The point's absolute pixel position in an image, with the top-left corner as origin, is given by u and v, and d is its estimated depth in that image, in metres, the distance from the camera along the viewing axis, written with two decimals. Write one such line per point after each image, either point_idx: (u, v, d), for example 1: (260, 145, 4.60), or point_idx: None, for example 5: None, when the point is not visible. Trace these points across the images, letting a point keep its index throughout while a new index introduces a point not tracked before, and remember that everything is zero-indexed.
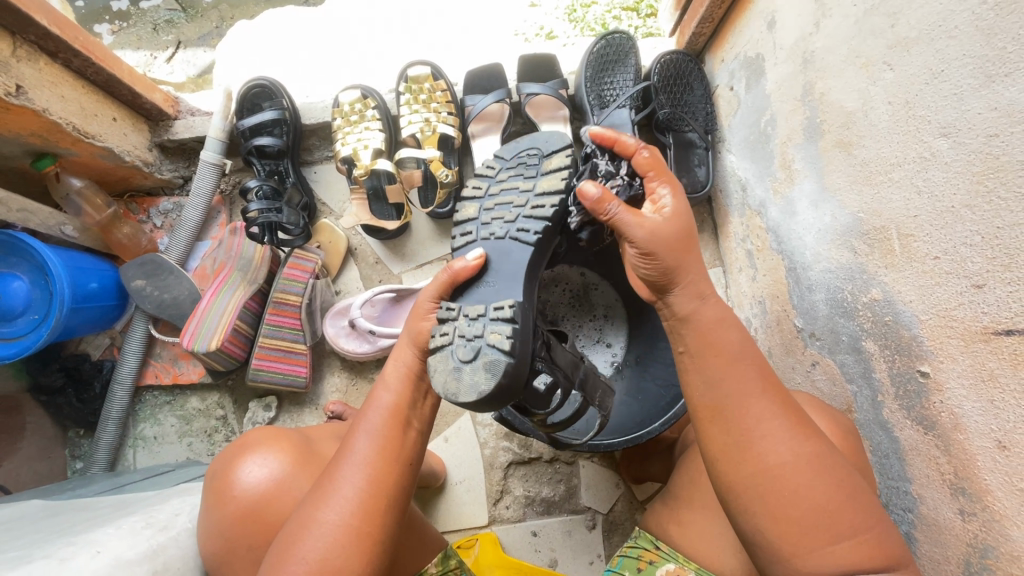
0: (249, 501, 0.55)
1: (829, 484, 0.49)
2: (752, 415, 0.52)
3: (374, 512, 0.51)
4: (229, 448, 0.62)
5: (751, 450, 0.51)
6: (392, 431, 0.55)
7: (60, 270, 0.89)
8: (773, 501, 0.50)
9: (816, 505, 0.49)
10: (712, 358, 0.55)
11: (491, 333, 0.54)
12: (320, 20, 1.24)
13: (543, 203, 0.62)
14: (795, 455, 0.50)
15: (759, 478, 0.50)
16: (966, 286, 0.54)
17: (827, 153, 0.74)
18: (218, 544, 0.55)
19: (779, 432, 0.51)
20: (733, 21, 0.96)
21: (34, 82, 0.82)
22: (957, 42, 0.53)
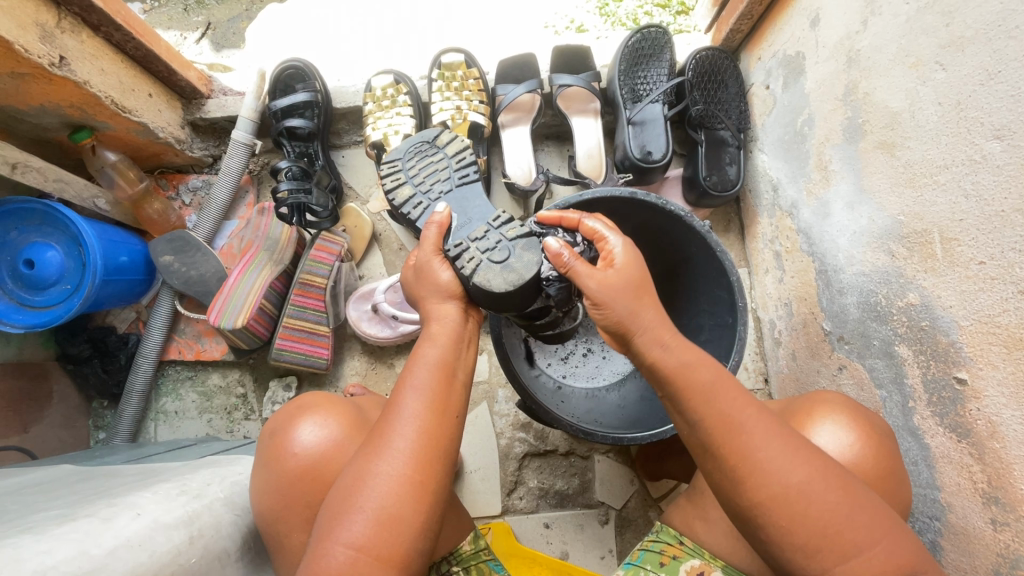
0: (309, 460, 0.57)
1: (834, 503, 0.48)
2: (753, 432, 0.51)
3: (427, 462, 0.52)
4: (285, 410, 0.64)
5: (757, 473, 0.49)
6: (439, 384, 0.55)
7: (94, 241, 0.91)
8: (785, 519, 0.48)
9: (825, 523, 0.48)
10: (695, 396, 0.53)
11: (508, 231, 0.59)
12: (351, 6, 1.24)
13: (466, 160, 0.65)
14: (796, 479, 0.49)
15: (767, 501, 0.49)
16: (1013, 291, 0.53)
17: (867, 154, 0.73)
18: (279, 501, 0.58)
19: (782, 454, 0.50)
20: (773, 18, 0.95)
21: (77, 54, 0.83)
22: (1017, 42, 0.52)
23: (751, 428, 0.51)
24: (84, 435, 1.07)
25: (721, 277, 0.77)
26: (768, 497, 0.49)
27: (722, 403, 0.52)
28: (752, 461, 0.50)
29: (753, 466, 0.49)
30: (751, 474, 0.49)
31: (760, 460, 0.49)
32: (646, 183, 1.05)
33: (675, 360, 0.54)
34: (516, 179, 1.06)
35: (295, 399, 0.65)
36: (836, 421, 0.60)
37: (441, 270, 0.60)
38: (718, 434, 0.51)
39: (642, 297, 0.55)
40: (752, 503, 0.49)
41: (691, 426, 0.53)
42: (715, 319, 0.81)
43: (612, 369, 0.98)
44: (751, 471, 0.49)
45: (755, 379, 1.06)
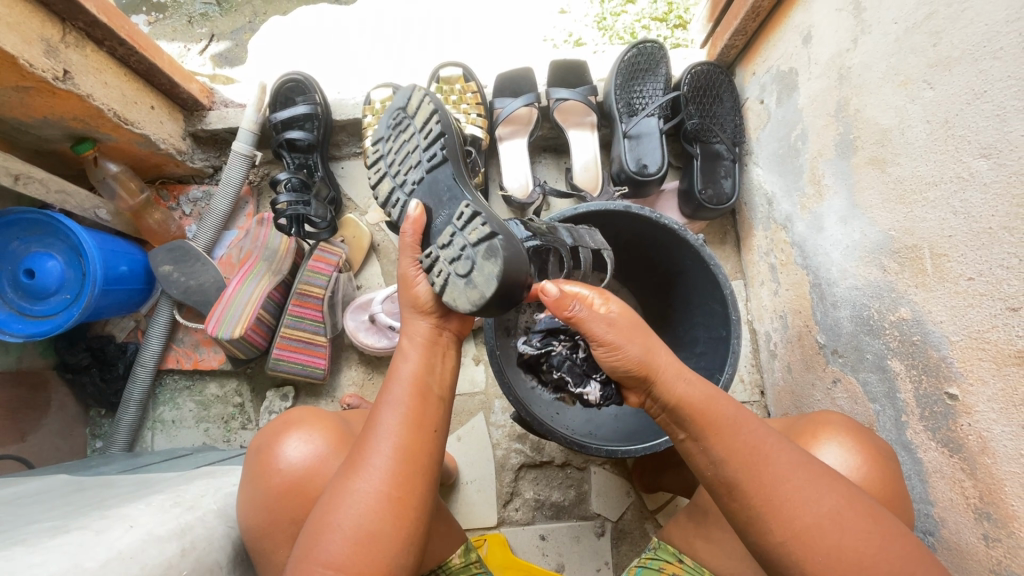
0: (293, 476, 0.57)
1: (863, 531, 0.47)
2: (778, 467, 0.49)
3: (405, 479, 0.52)
4: (272, 425, 0.64)
5: (784, 511, 0.48)
6: (418, 400, 0.56)
7: (94, 252, 0.91)
8: (813, 554, 0.47)
9: (855, 553, 0.47)
10: (716, 436, 0.51)
11: (470, 235, 0.55)
12: (353, 19, 1.26)
13: (432, 132, 0.61)
14: (827, 511, 0.48)
15: (800, 535, 0.48)
16: (1001, 308, 0.53)
17: (859, 169, 0.74)
18: (263, 516, 0.58)
19: (807, 486, 0.49)
20: (767, 35, 0.96)
21: (81, 68, 0.84)
22: (1002, 63, 0.53)
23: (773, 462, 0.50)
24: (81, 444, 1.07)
25: (714, 291, 0.78)
26: (796, 532, 0.48)
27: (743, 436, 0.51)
28: (778, 497, 0.48)
29: (781, 501, 0.48)
30: (777, 511, 0.48)
31: (786, 496, 0.48)
32: (643, 195, 1.06)
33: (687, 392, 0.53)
34: (514, 191, 1.07)
35: (284, 412, 0.65)
36: (839, 442, 0.60)
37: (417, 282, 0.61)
38: (744, 474, 0.50)
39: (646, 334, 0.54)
40: (783, 539, 0.48)
41: (714, 467, 0.51)
42: (709, 332, 0.82)
43: None
44: (778, 507, 0.48)
45: (751, 392, 1.06)
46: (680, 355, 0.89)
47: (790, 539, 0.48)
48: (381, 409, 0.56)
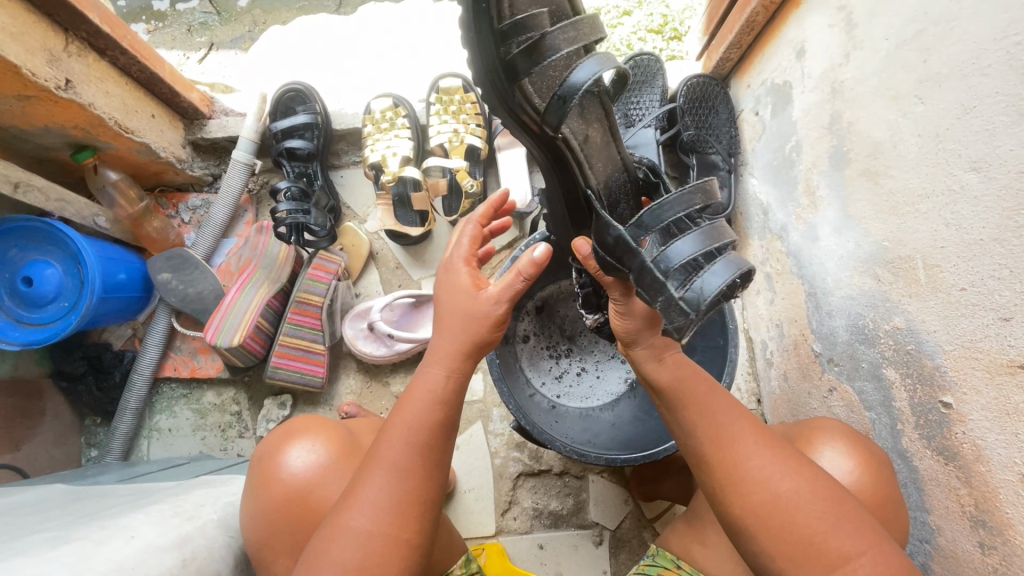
0: (292, 489, 0.57)
1: (823, 509, 0.48)
2: (738, 442, 0.53)
3: (408, 519, 0.52)
4: (276, 433, 0.65)
5: (742, 484, 0.51)
6: (428, 437, 0.55)
7: (93, 259, 0.91)
8: (771, 527, 0.49)
9: (813, 530, 0.48)
10: (686, 409, 0.57)
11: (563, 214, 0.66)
12: (352, 29, 1.27)
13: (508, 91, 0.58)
14: (782, 484, 0.50)
15: (758, 508, 0.50)
16: (994, 318, 0.54)
17: (852, 181, 0.75)
18: (259, 527, 0.58)
19: (770, 464, 0.51)
20: (761, 48, 0.98)
21: (82, 77, 0.85)
22: (990, 79, 0.54)
23: (738, 437, 0.54)
24: (76, 453, 1.06)
25: None
26: (757, 504, 0.50)
27: (714, 413, 0.56)
28: (738, 469, 0.52)
29: (741, 473, 0.51)
30: (739, 483, 0.51)
31: (747, 469, 0.51)
32: None
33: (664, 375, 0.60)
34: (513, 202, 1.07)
35: (286, 422, 0.65)
36: (836, 448, 0.61)
37: (494, 304, 0.57)
38: (708, 445, 0.54)
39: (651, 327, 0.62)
40: (743, 513, 0.50)
41: (689, 440, 0.56)
42: (707, 341, 0.83)
43: (606, 390, 0.99)
44: (739, 480, 0.51)
45: (748, 400, 1.07)
46: None
47: (749, 512, 0.50)
48: (385, 440, 0.55)
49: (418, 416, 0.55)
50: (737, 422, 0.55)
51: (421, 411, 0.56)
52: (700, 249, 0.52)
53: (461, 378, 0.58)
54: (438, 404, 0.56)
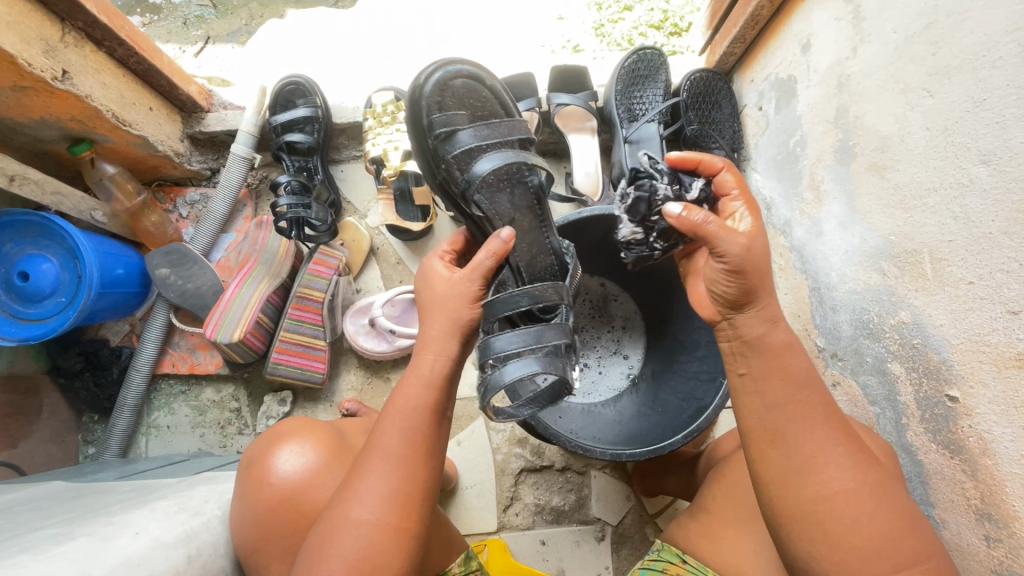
0: (283, 490, 0.57)
1: (884, 513, 0.47)
2: (813, 435, 0.49)
3: (409, 507, 0.52)
4: (262, 438, 0.64)
5: (816, 476, 0.48)
6: (422, 425, 0.55)
7: (91, 254, 0.90)
8: (839, 525, 0.47)
9: (874, 535, 0.47)
10: (776, 383, 0.51)
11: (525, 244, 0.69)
12: (352, 23, 1.26)
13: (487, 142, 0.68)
14: (849, 484, 0.48)
15: (823, 506, 0.48)
16: (1002, 311, 0.54)
17: (858, 175, 0.75)
18: (250, 534, 0.57)
19: (848, 462, 0.49)
20: (765, 43, 0.98)
21: (79, 68, 0.83)
22: (1000, 72, 0.54)
23: (817, 427, 0.50)
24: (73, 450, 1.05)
25: None
26: (829, 498, 0.48)
27: (804, 402, 0.50)
28: (816, 463, 0.49)
29: (817, 468, 0.49)
30: (815, 476, 0.48)
31: (819, 469, 0.48)
32: None
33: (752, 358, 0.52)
34: None
35: (274, 426, 0.64)
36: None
37: (468, 283, 0.60)
38: (788, 428, 0.50)
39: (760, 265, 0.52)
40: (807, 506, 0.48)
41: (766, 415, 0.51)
42: (711, 336, 0.82)
43: (609, 386, 1.00)
44: (813, 473, 0.48)
45: None
46: (681, 359, 0.90)
47: (817, 507, 0.48)
48: (380, 433, 0.55)
49: (414, 403, 0.56)
50: (821, 415, 0.50)
51: (416, 397, 0.56)
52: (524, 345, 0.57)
53: (449, 361, 0.59)
54: (431, 392, 0.57)
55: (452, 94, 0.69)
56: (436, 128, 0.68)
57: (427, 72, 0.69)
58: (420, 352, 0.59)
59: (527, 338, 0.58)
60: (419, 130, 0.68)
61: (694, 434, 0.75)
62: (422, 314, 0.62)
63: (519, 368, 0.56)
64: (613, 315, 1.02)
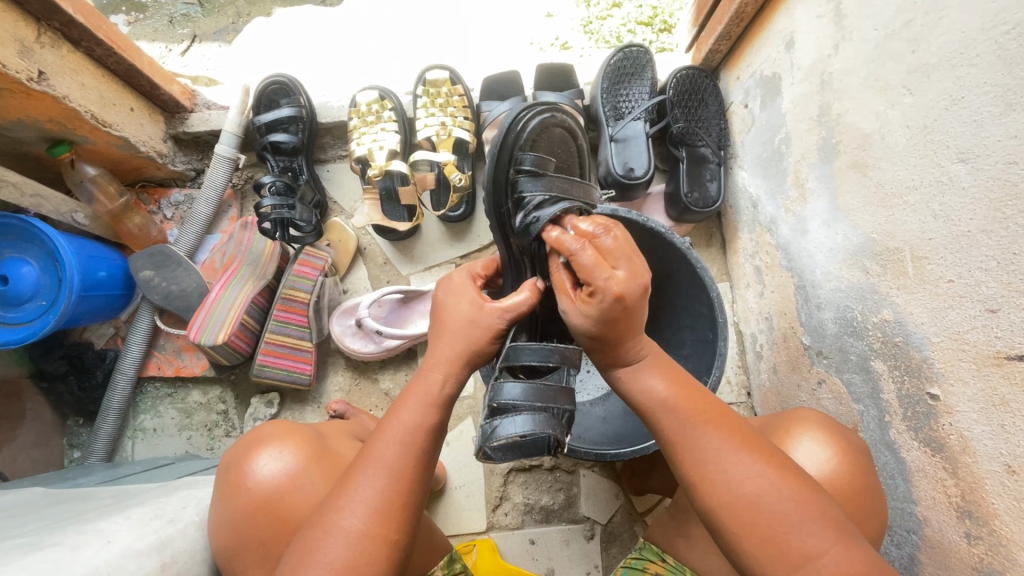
0: (266, 494, 0.56)
1: (786, 507, 0.48)
2: (701, 441, 0.52)
3: (394, 517, 0.52)
4: (243, 441, 0.63)
5: (706, 485, 0.51)
6: (414, 437, 0.55)
7: (71, 257, 0.89)
8: (737, 527, 0.49)
9: (775, 530, 0.48)
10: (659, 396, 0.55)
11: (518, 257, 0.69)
12: (339, 21, 1.25)
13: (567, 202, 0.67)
14: (746, 488, 0.49)
15: (723, 506, 0.50)
16: (980, 309, 0.54)
17: (841, 173, 0.75)
18: (229, 538, 0.56)
19: (739, 464, 0.50)
20: (750, 40, 0.97)
21: (56, 69, 0.82)
22: (978, 70, 0.54)
23: (702, 436, 0.52)
24: (57, 455, 1.04)
25: (701, 294, 0.78)
26: (719, 505, 0.50)
27: (681, 415, 0.53)
28: (705, 471, 0.51)
29: (707, 475, 0.51)
30: (704, 482, 0.51)
31: (710, 472, 0.51)
32: (629, 199, 1.07)
33: (637, 380, 0.55)
34: None
35: (255, 428, 0.63)
36: (814, 436, 0.61)
37: (497, 316, 0.59)
38: (674, 441, 0.53)
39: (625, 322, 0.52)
40: (708, 508, 0.51)
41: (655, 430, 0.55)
42: (696, 335, 0.82)
43: (596, 385, 0.99)
44: (703, 480, 0.51)
45: (738, 393, 1.07)
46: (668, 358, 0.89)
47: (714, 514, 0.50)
48: (373, 442, 0.55)
49: (415, 416, 0.56)
50: (703, 422, 0.53)
51: (418, 412, 0.57)
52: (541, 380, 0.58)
53: (456, 383, 0.59)
54: (433, 408, 0.57)
55: (547, 141, 0.68)
56: (521, 162, 0.65)
57: (532, 112, 0.67)
58: (428, 369, 0.59)
59: (537, 393, 0.56)
60: (503, 156, 0.65)
61: None
62: (438, 332, 0.61)
63: (518, 427, 0.55)
64: None
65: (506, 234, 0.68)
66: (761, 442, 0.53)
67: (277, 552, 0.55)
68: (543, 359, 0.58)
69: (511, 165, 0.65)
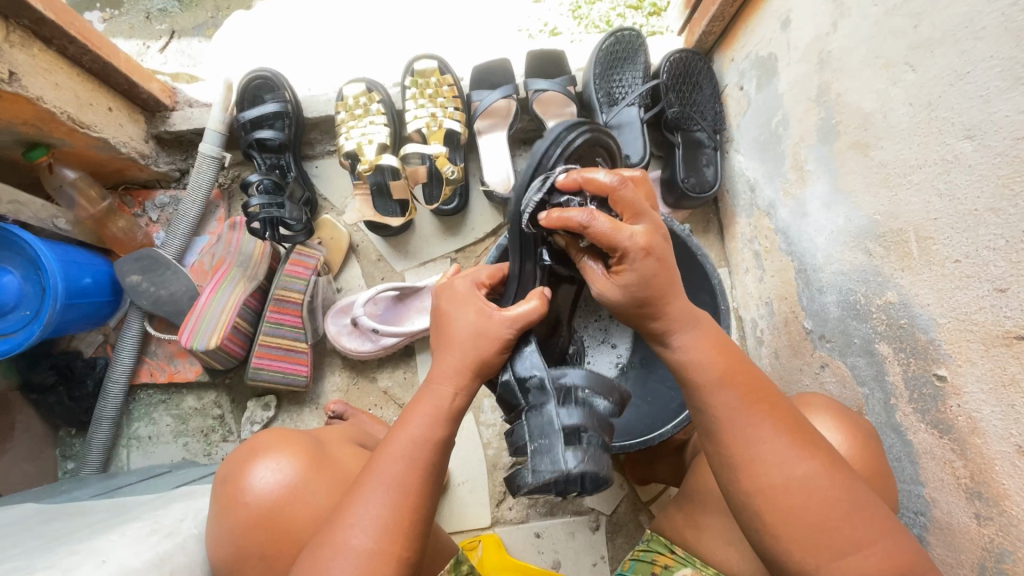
0: (264, 507, 0.55)
1: (827, 498, 0.47)
2: (756, 426, 0.50)
3: (404, 535, 0.51)
4: (239, 451, 0.62)
5: (751, 464, 0.49)
6: (424, 454, 0.54)
7: (53, 264, 0.87)
8: (778, 511, 0.48)
9: (814, 518, 0.47)
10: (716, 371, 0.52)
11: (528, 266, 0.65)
12: (321, 13, 1.21)
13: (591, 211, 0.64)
14: (794, 473, 0.48)
15: (764, 489, 0.48)
16: (989, 289, 0.53)
17: (841, 154, 0.73)
18: (227, 550, 0.55)
19: (784, 449, 0.49)
20: (744, 20, 0.96)
21: (28, 69, 0.79)
22: (984, 43, 0.53)
23: (752, 415, 0.51)
24: (50, 467, 1.02)
25: (703, 282, 0.77)
26: (761, 488, 0.48)
27: (734, 393, 0.51)
28: (749, 452, 0.50)
29: (751, 453, 0.50)
30: (750, 462, 0.50)
31: (756, 453, 0.49)
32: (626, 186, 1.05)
33: (689, 340, 0.54)
34: (496, 186, 1.04)
35: (251, 438, 0.62)
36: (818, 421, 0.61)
37: (513, 328, 0.58)
38: (727, 423, 0.51)
39: (654, 300, 0.53)
40: (751, 491, 0.49)
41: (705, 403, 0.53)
42: None
43: (597, 375, 0.98)
44: (752, 456, 0.49)
45: None
46: None
47: (753, 495, 0.49)
48: (381, 457, 0.53)
49: (423, 431, 0.54)
50: (757, 402, 0.51)
51: (425, 425, 0.55)
52: (600, 425, 0.56)
53: (466, 396, 0.58)
54: (441, 420, 0.56)
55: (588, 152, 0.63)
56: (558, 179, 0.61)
57: (577, 131, 0.60)
58: (437, 381, 0.57)
59: (596, 422, 0.55)
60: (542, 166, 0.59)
61: (683, 424, 0.74)
62: (444, 343, 0.60)
63: (588, 461, 0.53)
64: (599, 304, 0.99)
65: (523, 254, 0.64)
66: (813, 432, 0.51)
67: (279, 566, 0.54)
68: (597, 386, 0.57)
69: (548, 177, 0.59)
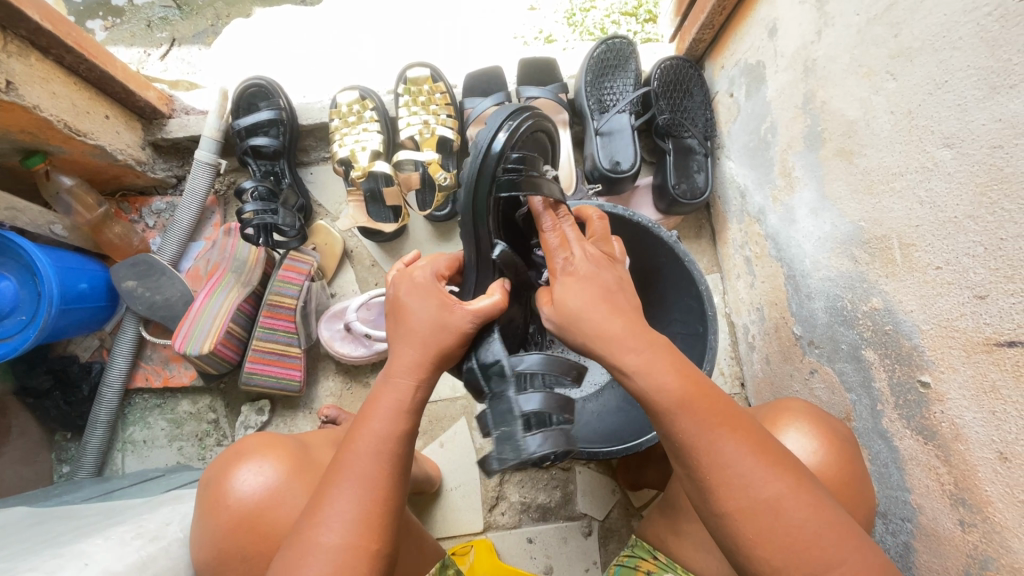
0: (247, 510, 0.55)
1: (799, 516, 0.47)
2: (720, 450, 0.49)
3: (375, 528, 0.51)
4: (224, 455, 0.62)
5: (722, 488, 0.48)
6: (392, 447, 0.54)
7: (48, 270, 0.88)
8: (754, 533, 0.47)
9: (790, 537, 0.47)
10: (675, 393, 0.50)
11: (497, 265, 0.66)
12: (318, 21, 1.23)
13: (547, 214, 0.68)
14: (759, 495, 0.47)
15: (737, 512, 0.48)
16: (969, 296, 0.54)
17: (827, 161, 0.74)
18: (211, 553, 0.55)
19: (752, 469, 0.48)
20: (734, 28, 0.96)
21: (25, 78, 0.80)
22: (961, 52, 0.53)
23: (719, 437, 0.49)
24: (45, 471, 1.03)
25: (690, 287, 0.77)
26: (732, 511, 0.48)
27: (699, 414, 0.50)
28: (719, 474, 0.48)
29: (721, 477, 0.48)
30: (718, 486, 0.48)
31: (726, 476, 0.48)
32: (617, 193, 1.06)
33: (642, 371, 0.51)
34: None
35: (238, 440, 0.62)
36: (797, 427, 0.62)
37: (470, 318, 0.58)
38: (693, 448, 0.49)
39: (597, 321, 0.53)
40: (723, 513, 0.48)
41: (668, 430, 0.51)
42: (687, 329, 0.81)
43: (589, 381, 0.99)
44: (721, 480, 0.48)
45: (732, 384, 1.06)
46: None
47: (727, 515, 0.48)
48: (349, 453, 0.53)
49: (387, 423, 0.54)
50: (720, 422, 0.50)
51: (387, 418, 0.55)
52: (564, 407, 0.54)
53: (428, 387, 0.58)
54: (404, 414, 0.55)
55: (534, 140, 0.67)
56: (508, 161, 0.62)
57: (522, 116, 0.64)
58: (397, 374, 0.56)
59: (556, 402, 0.54)
60: (492, 151, 0.61)
61: None
62: (402, 332, 0.58)
63: (553, 439, 0.51)
64: None
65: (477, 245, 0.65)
66: (773, 444, 0.50)
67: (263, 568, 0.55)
68: (553, 369, 0.57)
69: (499, 163, 0.61)
